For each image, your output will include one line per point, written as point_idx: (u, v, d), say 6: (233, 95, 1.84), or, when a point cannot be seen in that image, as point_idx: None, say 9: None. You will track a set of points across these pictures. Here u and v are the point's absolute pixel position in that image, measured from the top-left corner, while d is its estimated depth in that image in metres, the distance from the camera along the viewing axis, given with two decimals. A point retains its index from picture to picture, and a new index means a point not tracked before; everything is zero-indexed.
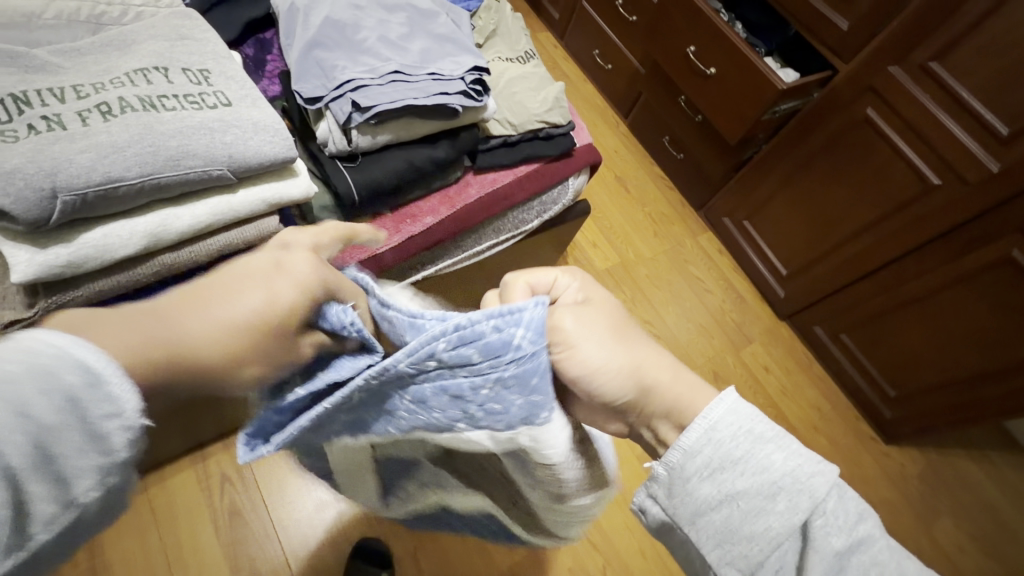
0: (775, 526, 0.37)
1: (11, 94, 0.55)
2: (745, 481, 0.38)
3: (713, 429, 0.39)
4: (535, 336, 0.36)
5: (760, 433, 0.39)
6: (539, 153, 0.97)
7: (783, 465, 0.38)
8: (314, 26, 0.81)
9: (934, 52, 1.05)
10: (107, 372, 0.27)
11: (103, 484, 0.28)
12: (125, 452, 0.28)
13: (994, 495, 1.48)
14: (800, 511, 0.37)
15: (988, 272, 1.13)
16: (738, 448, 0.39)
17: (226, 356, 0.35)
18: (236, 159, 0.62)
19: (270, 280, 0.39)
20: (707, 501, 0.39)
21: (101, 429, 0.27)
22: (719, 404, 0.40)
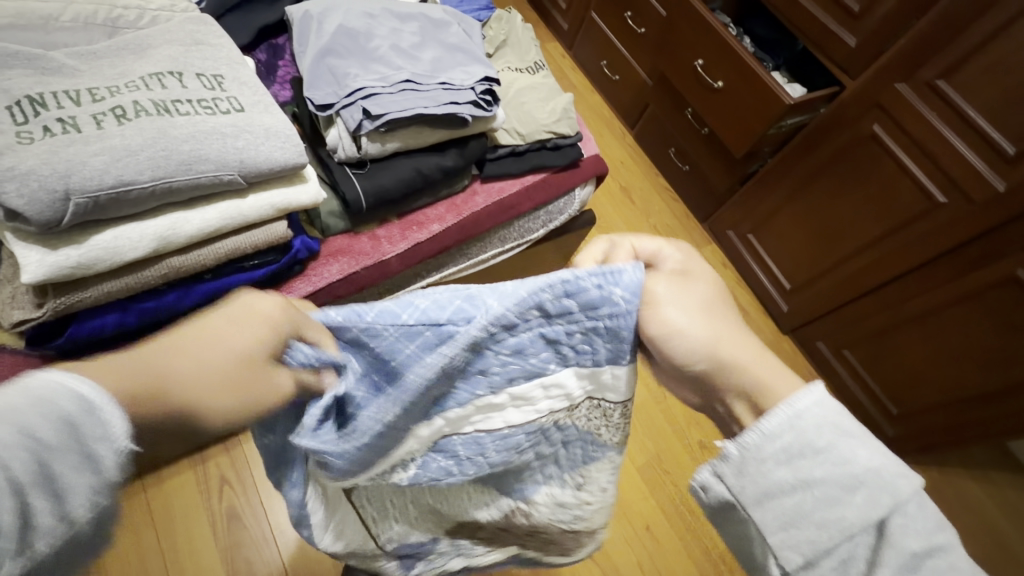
0: (850, 517, 0.36)
1: (27, 96, 0.56)
2: (824, 471, 0.37)
3: (797, 416, 0.37)
4: (632, 295, 0.40)
5: (840, 425, 0.38)
6: (546, 163, 0.98)
7: (866, 461, 0.37)
8: (328, 34, 0.82)
9: (941, 70, 1.06)
10: (104, 399, 0.26)
11: (97, 505, 0.26)
12: (118, 473, 0.26)
13: (996, 515, 1.47)
14: (880, 507, 0.36)
15: (995, 290, 1.12)
16: (822, 437, 0.37)
17: (211, 395, 0.31)
18: (247, 164, 0.63)
19: (247, 321, 0.35)
20: (780, 486, 0.37)
21: (96, 453, 0.25)
22: (807, 394, 0.38)
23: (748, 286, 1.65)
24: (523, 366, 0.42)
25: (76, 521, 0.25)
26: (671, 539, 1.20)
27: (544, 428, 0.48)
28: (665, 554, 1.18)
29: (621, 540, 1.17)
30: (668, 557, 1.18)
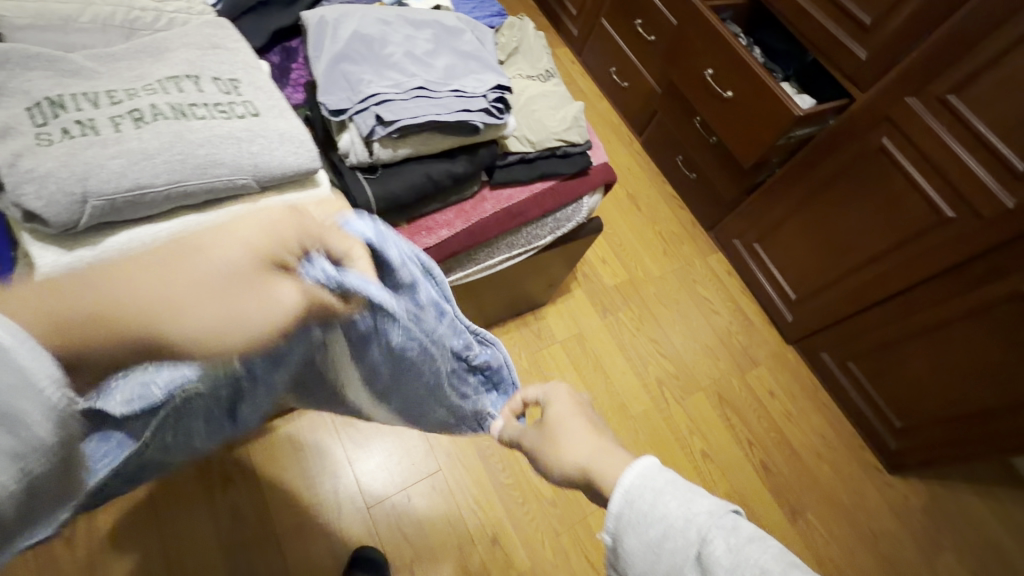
0: (678, 555, 0.38)
1: (47, 98, 0.56)
2: (657, 529, 0.39)
3: (626, 493, 0.41)
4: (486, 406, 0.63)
5: (662, 488, 0.41)
6: (555, 170, 0.98)
7: (681, 510, 0.39)
8: (343, 39, 0.83)
9: (952, 85, 1.06)
10: (14, 344, 0.25)
11: (23, 472, 0.26)
12: (50, 433, 0.27)
13: (999, 533, 1.46)
14: (692, 542, 0.38)
15: (1003, 305, 1.12)
16: (645, 501, 0.40)
17: (198, 316, 0.29)
18: (261, 168, 0.63)
19: (241, 239, 0.32)
20: (637, 555, 0.40)
21: (17, 407, 0.25)
22: (631, 469, 0.43)
23: (753, 296, 1.65)
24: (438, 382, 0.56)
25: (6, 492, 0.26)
26: None
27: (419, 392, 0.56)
28: None
29: None
30: None
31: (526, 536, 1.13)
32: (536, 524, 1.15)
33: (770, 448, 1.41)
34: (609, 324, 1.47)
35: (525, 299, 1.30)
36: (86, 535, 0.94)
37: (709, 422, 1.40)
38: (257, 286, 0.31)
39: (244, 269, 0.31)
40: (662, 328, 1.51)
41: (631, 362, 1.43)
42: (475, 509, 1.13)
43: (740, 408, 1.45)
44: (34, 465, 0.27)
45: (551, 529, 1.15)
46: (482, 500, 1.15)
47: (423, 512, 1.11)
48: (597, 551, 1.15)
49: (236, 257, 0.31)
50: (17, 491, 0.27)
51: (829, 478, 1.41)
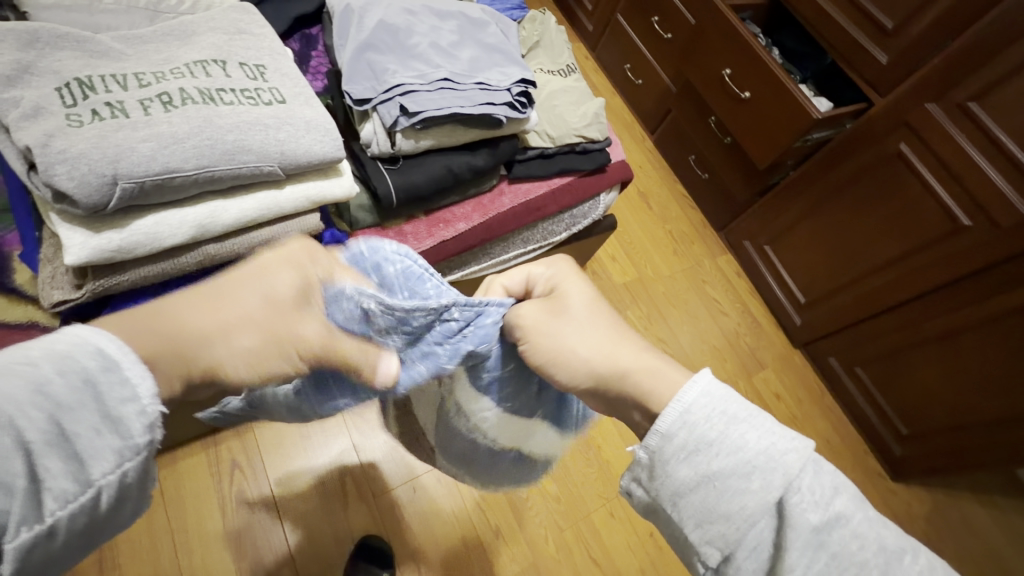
0: (751, 504, 0.38)
1: (77, 79, 0.56)
2: (720, 462, 0.39)
3: (687, 413, 0.41)
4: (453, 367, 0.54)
5: (735, 414, 0.41)
6: (574, 166, 0.98)
7: (759, 444, 0.39)
8: (367, 29, 0.82)
9: (974, 92, 1.05)
10: (122, 357, 0.30)
11: (119, 469, 0.30)
12: (142, 437, 0.30)
13: (999, 542, 1.46)
14: (773, 488, 0.38)
15: (1014, 317, 1.12)
16: (711, 429, 0.40)
17: (241, 343, 0.38)
18: (287, 156, 0.63)
19: (263, 280, 0.41)
20: (689, 484, 0.40)
21: (118, 413, 0.29)
22: (692, 387, 0.42)
23: (761, 298, 1.64)
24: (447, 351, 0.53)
25: (105, 481, 0.29)
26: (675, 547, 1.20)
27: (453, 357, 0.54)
28: (669, 561, 1.18)
29: (625, 549, 1.17)
30: (670, 564, 1.18)
31: (531, 532, 1.13)
32: (540, 519, 1.15)
33: None
34: None
35: None
36: None
37: None
38: (285, 313, 0.41)
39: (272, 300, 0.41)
40: (670, 328, 1.51)
41: None
42: (482, 503, 1.14)
43: None
44: (127, 462, 0.30)
45: (555, 523, 1.15)
46: (488, 495, 1.15)
47: (429, 503, 1.11)
48: (602, 550, 1.16)
49: (269, 293, 0.41)
50: (111, 486, 0.29)
51: None
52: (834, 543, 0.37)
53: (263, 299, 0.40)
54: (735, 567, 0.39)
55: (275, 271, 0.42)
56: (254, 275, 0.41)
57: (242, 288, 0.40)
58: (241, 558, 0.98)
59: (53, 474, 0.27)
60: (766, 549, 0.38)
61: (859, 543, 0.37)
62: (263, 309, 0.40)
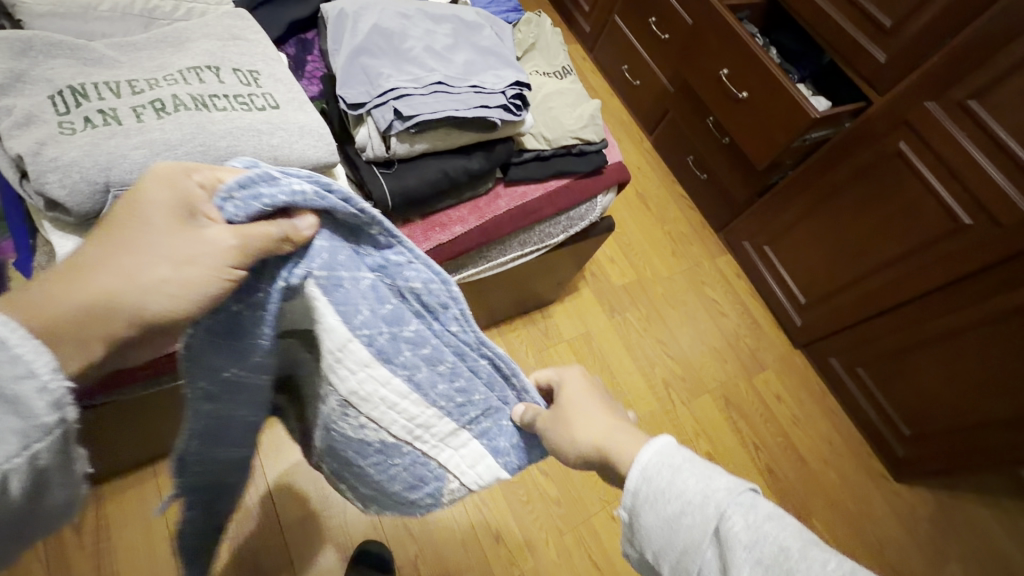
0: (694, 536, 0.38)
1: (69, 87, 0.56)
2: (672, 506, 0.40)
3: (644, 470, 0.42)
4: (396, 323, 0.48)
5: (681, 464, 0.41)
6: (570, 169, 0.97)
7: (698, 485, 0.40)
8: (362, 33, 0.82)
9: (973, 90, 1.04)
10: (10, 335, 0.30)
11: (28, 449, 0.31)
12: (48, 414, 0.31)
13: (1003, 542, 1.45)
14: (708, 517, 0.38)
15: (1015, 317, 1.11)
16: (660, 479, 0.41)
17: (157, 280, 0.39)
18: (281, 161, 0.63)
19: (151, 220, 0.40)
20: (653, 531, 0.40)
21: (14, 392, 0.30)
22: (647, 448, 0.43)
23: (761, 298, 1.64)
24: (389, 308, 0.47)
25: (10, 464, 0.31)
26: None
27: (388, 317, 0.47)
28: None
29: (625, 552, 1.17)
30: None
31: (531, 534, 1.13)
32: (540, 522, 1.15)
33: (776, 453, 1.41)
34: (617, 324, 1.46)
35: (533, 297, 1.29)
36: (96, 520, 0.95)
37: (715, 426, 1.40)
38: (189, 234, 0.40)
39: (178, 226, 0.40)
40: (669, 328, 1.51)
41: (638, 362, 1.42)
42: (481, 507, 1.13)
43: (746, 410, 1.45)
44: (36, 443, 0.31)
45: (555, 526, 1.15)
46: (488, 499, 1.14)
47: None
48: (602, 552, 1.15)
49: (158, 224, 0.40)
50: (22, 467, 0.31)
51: (835, 485, 1.41)
52: (763, 556, 0.35)
53: (160, 231, 0.40)
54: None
55: (156, 204, 0.40)
56: (142, 216, 0.40)
57: (141, 232, 0.40)
58: (240, 563, 0.98)
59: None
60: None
61: (781, 551, 0.35)
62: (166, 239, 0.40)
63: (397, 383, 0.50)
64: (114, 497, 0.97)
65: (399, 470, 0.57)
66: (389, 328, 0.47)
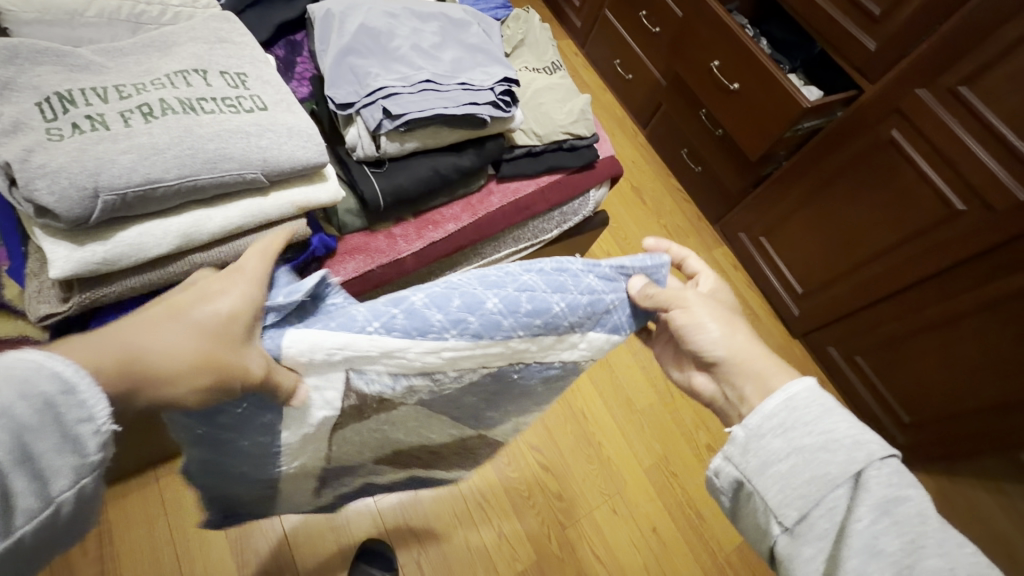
0: (832, 470, 0.43)
1: (57, 93, 0.57)
2: (811, 438, 0.45)
3: (791, 400, 0.48)
4: (400, 304, 0.47)
5: (830, 412, 0.47)
6: (562, 164, 0.97)
7: (849, 431, 0.45)
8: (349, 33, 0.82)
9: (964, 76, 1.04)
10: (78, 380, 0.32)
11: (76, 485, 0.32)
12: (96, 454, 0.33)
13: (1005, 527, 1.46)
14: (856, 461, 0.43)
15: (1013, 301, 1.11)
16: (809, 414, 0.47)
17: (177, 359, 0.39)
18: (270, 163, 0.64)
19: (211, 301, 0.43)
20: (778, 454, 0.46)
21: (75, 433, 0.32)
22: (799, 384, 0.49)
23: (758, 289, 1.64)
24: (388, 301, 0.47)
25: (63, 498, 0.32)
26: (677, 541, 1.20)
27: (388, 303, 0.47)
28: (673, 556, 1.18)
29: (628, 544, 1.17)
30: (675, 561, 1.18)
31: (534, 530, 1.14)
32: (542, 516, 1.15)
33: None
34: None
35: None
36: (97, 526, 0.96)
37: None
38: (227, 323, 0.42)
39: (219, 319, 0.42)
40: None
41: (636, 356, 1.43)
42: (483, 503, 1.14)
43: None
44: (84, 478, 0.33)
45: (557, 520, 1.16)
46: (489, 495, 1.15)
47: (430, 505, 1.11)
48: (604, 545, 1.16)
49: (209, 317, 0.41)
50: (68, 502, 0.32)
51: None
52: (901, 512, 0.40)
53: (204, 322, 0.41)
54: (801, 536, 0.43)
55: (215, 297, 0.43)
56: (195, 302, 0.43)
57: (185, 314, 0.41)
58: (243, 565, 0.98)
59: (17, 493, 0.30)
60: (839, 517, 0.42)
61: (919, 517, 0.40)
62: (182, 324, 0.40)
63: (459, 341, 0.48)
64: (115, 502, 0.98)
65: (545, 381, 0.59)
66: (394, 306, 0.46)
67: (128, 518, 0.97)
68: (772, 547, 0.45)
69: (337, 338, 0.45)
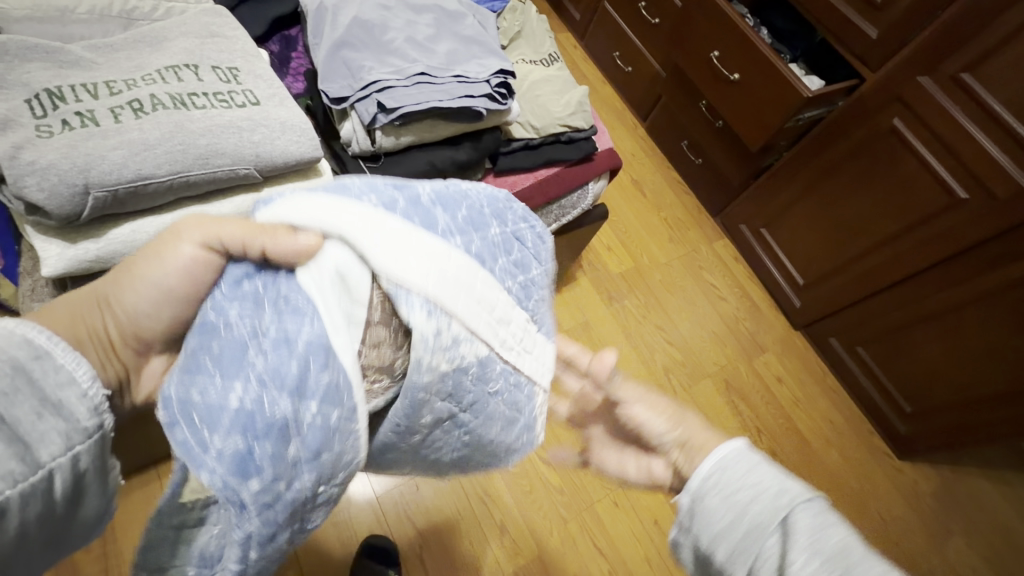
0: (760, 519, 0.43)
1: (46, 89, 0.56)
2: (742, 494, 0.45)
3: (722, 461, 0.47)
4: (399, 187, 0.44)
5: (757, 462, 0.47)
6: (560, 156, 0.96)
7: (774, 480, 0.45)
8: (342, 26, 0.82)
9: (966, 63, 1.03)
10: (51, 349, 0.35)
11: (67, 450, 0.34)
12: (84, 418, 0.35)
13: (1009, 517, 1.45)
14: (781, 506, 0.43)
15: (1015, 289, 1.11)
16: (737, 466, 0.46)
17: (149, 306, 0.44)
18: (263, 158, 0.63)
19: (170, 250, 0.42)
20: (716, 514, 0.45)
21: (55, 396, 0.34)
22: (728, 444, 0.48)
23: (760, 281, 1.63)
24: (391, 184, 0.44)
25: (56, 463, 0.34)
26: None
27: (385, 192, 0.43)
28: None
29: (630, 538, 1.17)
30: None
31: (536, 524, 1.13)
32: (544, 511, 1.15)
33: (778, 436, 1.41)
34: (616, 312, 1.46)
35: None
36: None
37: (716, 410, 1.40)
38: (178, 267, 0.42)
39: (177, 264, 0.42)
40: (668, 315, 1.50)
41: (637, 349, 1.42)
42: (484, 499, 1.13)
43: (748, 394, 1.44)
44: (78, 445, 0.35)
45: (558, 514, 1.15)
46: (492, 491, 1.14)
47: (431, 501, 1.11)
48: (606, 539, 1.16)
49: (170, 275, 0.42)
50: (66, 468, 0.34)
51: (838, 465, 1.41)
52: (824, 543, 0.40)
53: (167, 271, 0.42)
54: None
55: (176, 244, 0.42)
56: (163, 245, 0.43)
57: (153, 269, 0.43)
58: None
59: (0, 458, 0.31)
60: (772, 565, 0.41)
61: None
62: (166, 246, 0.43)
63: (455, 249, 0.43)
64: None
65: (494, 427, 0.48)
66: (397, 192, 0.43)
67: (131, 515, 0.97)
68: None
69: (339, 201, 0.40)
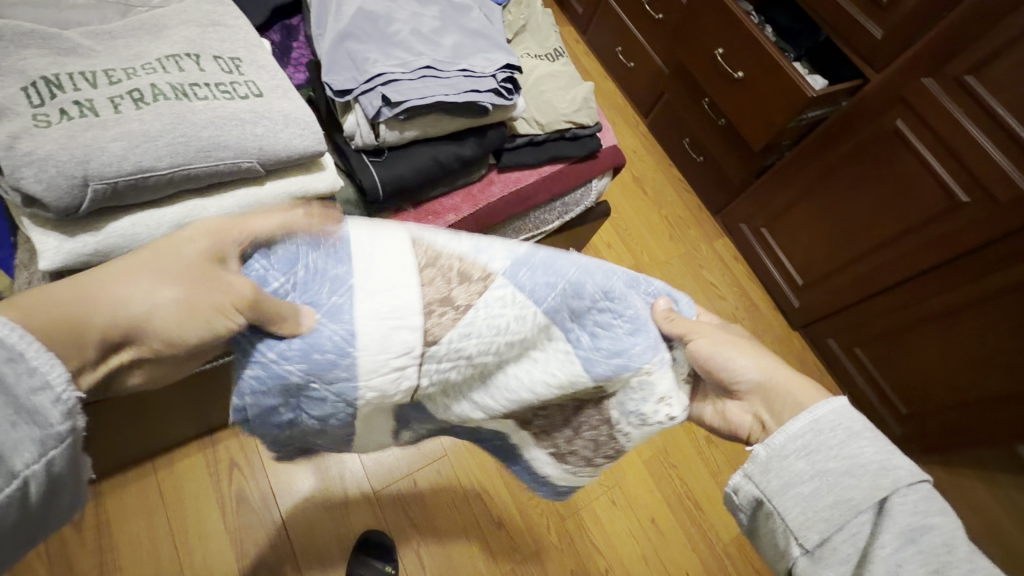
0: (855, 495, 0.42)
1: (43, 77, 0.55)
2: (836, 462, 0.44)
3: (817, 422, 0.45)
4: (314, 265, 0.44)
5: (858, 430, 0.45)
6: (564, 153, 0.95)
7: (876, 456, 0.43)
8: (346, 17, 0.80)
9: (970, 66, 1.03)
10: (26, 348, 0.32)
11: (43, 458, 0.32)
12: (62, 424, 0.33)
13: (998, 515, 1.47)
14: (881, 486, 0.42)
15: (1011, 293, 1.11)
16: (836, 437, 0.45)
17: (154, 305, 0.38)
18: (266, 151, 0.62)
19: (201, 282, 0.40)
20: (801, 477, 0.44)
21: (34, 404, 0.32)
22: (826, 404, 0.46)
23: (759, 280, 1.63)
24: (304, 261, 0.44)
25: (30, 471, 0.32)
26: (677, 532, 1.20)
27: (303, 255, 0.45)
28: (671, 550, 1.18)
29: (627, 536, 1.17)
30: (674, 553, 1.18)
31: (532, 521, 1.13)
32: (541, 508, 1.15)
33: None
34: None
35: None
36: (96, 519, 0.95)
37: None
38: (199, 273, 0.40)
39: (196, 265, 0.41)
40: None
41: None
42: (483, 495, 1.13)
43: None
44: (52, 449, 0.33)
45: (557, 511, 1.15)
46: (489, 487, 1.14)
47: (429, 496, 1.10)
48: (604, 538, 1.15)
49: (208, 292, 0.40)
50: (40, 475, 0.33)
51: None
52: (927, 541, 0.40)
53: (184, 275, 0.40)
54: (822, 559, 0.43)
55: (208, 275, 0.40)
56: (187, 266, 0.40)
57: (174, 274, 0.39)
58: (242, 556, 0.98)
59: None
60: (862, 543, 0.42)
61: (945, 546, 0.39)
62: (192, 270, 0.40)
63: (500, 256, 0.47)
64: (113, 497, 0.97)
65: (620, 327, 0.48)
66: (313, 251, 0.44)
67: (129, 508, 0.97)
68: (788, 565, 0.45)
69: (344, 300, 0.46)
